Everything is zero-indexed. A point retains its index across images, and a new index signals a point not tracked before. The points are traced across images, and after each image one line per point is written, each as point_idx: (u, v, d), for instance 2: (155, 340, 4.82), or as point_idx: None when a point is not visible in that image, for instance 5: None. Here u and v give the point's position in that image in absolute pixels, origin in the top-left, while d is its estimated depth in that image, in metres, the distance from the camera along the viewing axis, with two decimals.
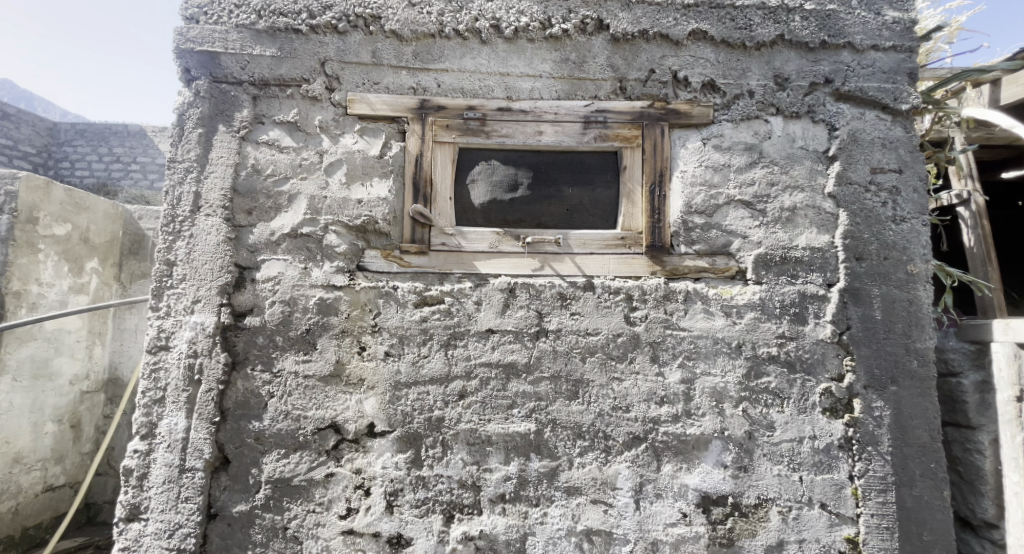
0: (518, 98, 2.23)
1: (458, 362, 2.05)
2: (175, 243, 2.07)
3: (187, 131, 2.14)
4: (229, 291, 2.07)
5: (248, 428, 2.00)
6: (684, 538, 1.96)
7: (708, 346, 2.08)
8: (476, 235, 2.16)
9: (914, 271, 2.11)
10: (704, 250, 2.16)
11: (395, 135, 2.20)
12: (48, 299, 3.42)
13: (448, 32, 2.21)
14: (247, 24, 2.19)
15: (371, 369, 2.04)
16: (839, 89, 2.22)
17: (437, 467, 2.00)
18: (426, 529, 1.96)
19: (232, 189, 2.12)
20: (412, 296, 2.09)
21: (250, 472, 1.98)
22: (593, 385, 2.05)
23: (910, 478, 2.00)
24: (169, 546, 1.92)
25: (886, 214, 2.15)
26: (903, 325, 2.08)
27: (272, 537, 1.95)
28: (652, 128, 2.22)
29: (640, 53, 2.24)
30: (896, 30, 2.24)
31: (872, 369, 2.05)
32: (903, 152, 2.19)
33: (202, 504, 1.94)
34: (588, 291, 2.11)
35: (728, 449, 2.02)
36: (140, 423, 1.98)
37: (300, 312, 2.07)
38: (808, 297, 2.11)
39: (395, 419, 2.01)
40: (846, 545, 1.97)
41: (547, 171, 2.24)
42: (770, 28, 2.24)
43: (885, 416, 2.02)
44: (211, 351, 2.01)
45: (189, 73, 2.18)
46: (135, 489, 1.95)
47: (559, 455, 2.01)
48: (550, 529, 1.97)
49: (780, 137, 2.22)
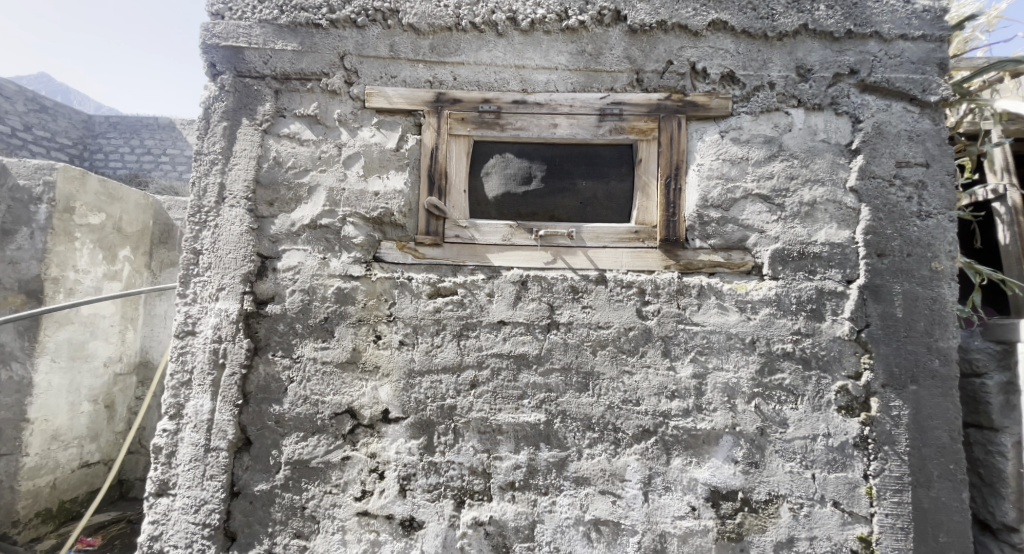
0: (533, 90, 2.23)
1: (470, 352, 2.08)
2: (201, 232, 2.16)
3: (212, 124, 2.21)
4: (252, 280, 2.14)
5: (269, 411, 2.08)
6: (692, 531, 1.98)
7: (721, 342, 2.07)
8: (490, 228, 2.19)
9: (938, 268, 2.05)
10: (719, 244, 2.14)
11: (412, 129, 2.24)
12: (84, 285, 3.60)
13: (465, 25, 2.22)
14: (269, 20, 2.25)
15: (385, 357, 2.09)
16: (865, 80, 2.16)
17: (449, 453, 2.05)
18: (437, 513, 2.02)
19: (255, 180, 2.19)
20: (426, 287, 2.13)
21: (271, 453, 2.06)
22: (604, 378, 2.06)
23: (927, 479, 1.96)
24: (195, 521, 2.01)
25: (911, 209, 2.09)
26: (925, 324, 2.02)
27: (291, 516, 2.03)
28: (669, 120, 2.20)
29: (657, 44, 2.22)
30: (926, 19, 2.16)
31: (890, 368, 2.01)
32: (931, 146, 2.12)
33: (226, 482, 2.03)
34: (601, 284, 2.12)
35: (739, 445, 2.02)
36: (168, 404, 2.08)
37: (319, 300, 2.13)
38: (826, 294, 2.07)
39: (408, 406, 2.07)
40: (858, 544, 1.95)
41: (562, 164, 2.24)
42: (793, 17, 2.18)
43: (903, 416, 1.98)
44: (234, 337, 2.09)
45: (214, 67, 2.25)
46: (164, 466, 2.06)
47: (568, 445, 2.04)
48: (558, 517, 2.00)
49: (801, 130, 2.17)
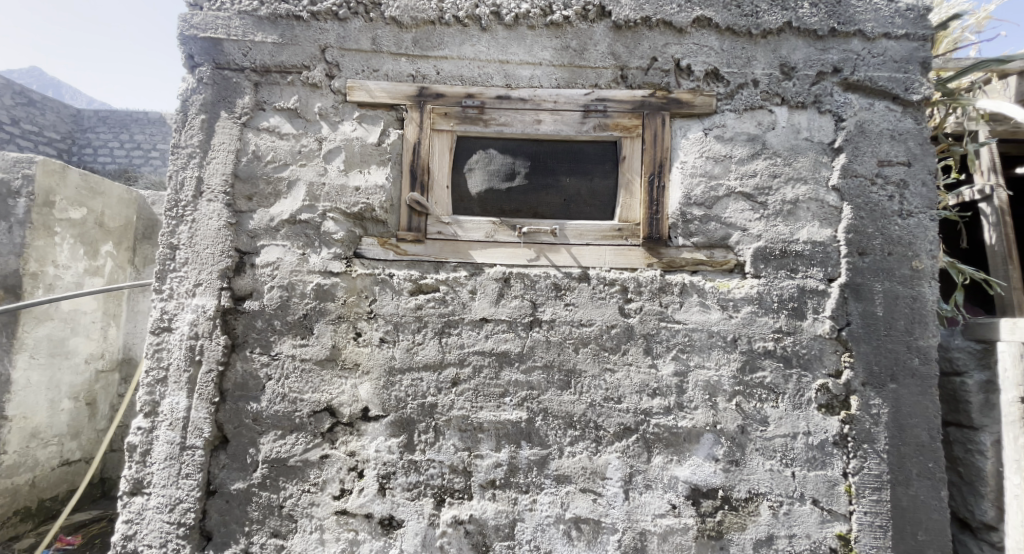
0: (517, 86, 2.21)
1: (451, 350, 2.07)
2: (178, 227, 2.12)
3: (190, 117, 2.18)
4: (230, 276, 2.11)
5: (246, 409, 2.05)
6: (673, 530, 1.97)
7: (703, 339, 2.06)
8: (472, 224, 2.17)
9: (918, 267, 2.06)
10: (702, 243, 2.14)
11: (394, 123, 2.22)
12: (64, 280, 3.54)
13: (449, 19, 2.20)
14: (249, 11, 2.22)
15: (366, 354, 2.07)
16: (848, 79, 2.16)
17: (429, 452, 2.03)
18: (417, 512, 2.00)
19: (234, 174, 2.16)
20: (407, 284, 2.11)
21: (248, 451, 2.04)
22: (586, 376, 2.05)
23: (906, 477, 1.97)
24: (170, 520, 1.98)
25: (892, 208, 2.09)
26: (905, 322, 2.03)
27: (268, 515, 2.01)
28: (653, 117, 2.19)
29: (642, 41, 2.21)
30: (909, 18, 2.17)
31: (871, 367, 2.01)
32: (912, 145, 2.12)
33: (202, 481, 2.00)
34: (583, 282, 2.11)
35: (720, 443, 2.02)
36: (143, 401, 2.05)
37: (298, 297, 2.10)
38: (808, 292, 2.07)
39: (389, 404, 2.05)
40: (837, 542, 1.96)
41: (545, 161, 2.23)
42: (777, 15, 2.18)
43: (882, 415, 1.99)
44: (211, 334, 2.06)
45: (192, 59, 2.21)
46: (139, 465, 2.03)
47: (550, 443, 2.03)
48: (538, 516, 1.99)
49: (784, 128, 2.17)
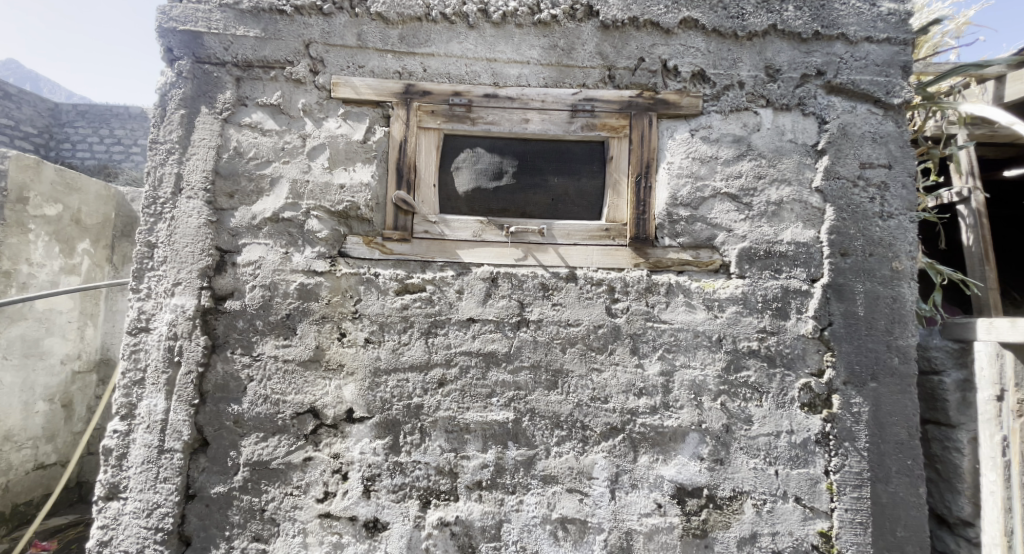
0: (505, 84, 2.20)
1: (438, 350, 2.05)
2: (156, 225, 2.07)
3: (169, 112, 2.12)
4: (210, 275, 2.06)
5: (227, 412, 2.01)
6: (658, 528, 1.98)
7: (689, 339, 2.07)
8: (460, 224, 2.15)
9: (898, 268, 2.09)
10: (688, 243, 2.15)
11: (380, 120, 2.19)
12: (38, 279, 3.43)
13: (436, 16, 2.18)
14: (230, 4, 2.17)
15: (350, 354, 2.04)
16: (831, 82, 2.19)
17: (415, 453, 2.01)
18: (402, 514, 1.98)
19: (214, 171, 2.11)
20: (393, 284, 2.09)
21: (229, 454, 2.00)
22: (573, 375, 2.05)
23: (886, 474, 2.00)
24: (147, 525, 1.94)
25: (873, 209, 2.13)
26: (886, 322, 2.06)
27: (250, 519, 1.97)
28: (640, 118, 2.19)
29: (629, 41, 2.21)
30: (890, 23, 2.20)
31: (852, 365, 2.04)
32: (893, 148, 2.16)
33: (180, 485, 1.96)
34: (571, 282, 2.11)
35: (705, 442, 2.03)
36: (120, 404, 1.99)
37: (280, 296, 2.07)
38: (791, 293, 2.10)
39: (374, 405, 2.02)
40: (819, 539, 1.99)
41: (533, 160, 2.22)
42: (762, 17, 2.20)
43: (863, 413, 2.02)
44: (191, 334, 2.01)
45: (172, 53, 2.15)
46: (114, 469, 1.97)
47: (537, 444, 2.02)
48: (525, 517, 1.99)
49: (769, 129, 2.19)
